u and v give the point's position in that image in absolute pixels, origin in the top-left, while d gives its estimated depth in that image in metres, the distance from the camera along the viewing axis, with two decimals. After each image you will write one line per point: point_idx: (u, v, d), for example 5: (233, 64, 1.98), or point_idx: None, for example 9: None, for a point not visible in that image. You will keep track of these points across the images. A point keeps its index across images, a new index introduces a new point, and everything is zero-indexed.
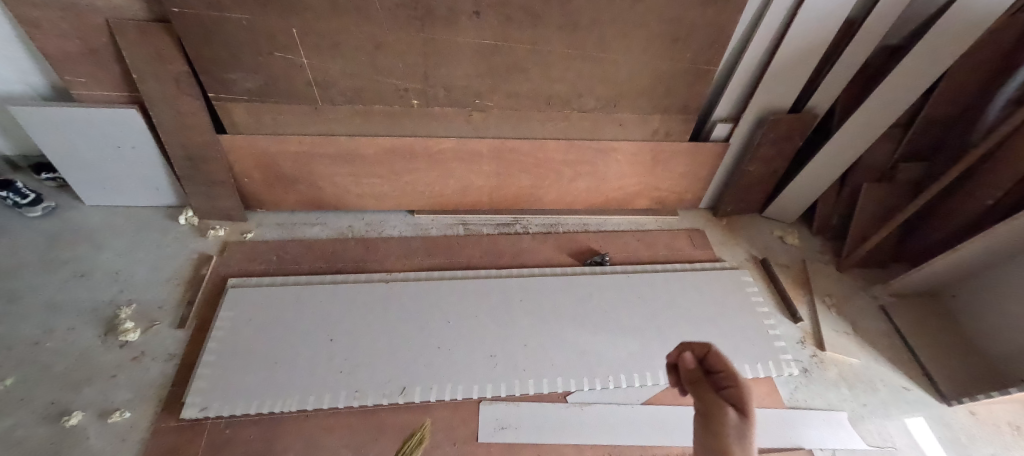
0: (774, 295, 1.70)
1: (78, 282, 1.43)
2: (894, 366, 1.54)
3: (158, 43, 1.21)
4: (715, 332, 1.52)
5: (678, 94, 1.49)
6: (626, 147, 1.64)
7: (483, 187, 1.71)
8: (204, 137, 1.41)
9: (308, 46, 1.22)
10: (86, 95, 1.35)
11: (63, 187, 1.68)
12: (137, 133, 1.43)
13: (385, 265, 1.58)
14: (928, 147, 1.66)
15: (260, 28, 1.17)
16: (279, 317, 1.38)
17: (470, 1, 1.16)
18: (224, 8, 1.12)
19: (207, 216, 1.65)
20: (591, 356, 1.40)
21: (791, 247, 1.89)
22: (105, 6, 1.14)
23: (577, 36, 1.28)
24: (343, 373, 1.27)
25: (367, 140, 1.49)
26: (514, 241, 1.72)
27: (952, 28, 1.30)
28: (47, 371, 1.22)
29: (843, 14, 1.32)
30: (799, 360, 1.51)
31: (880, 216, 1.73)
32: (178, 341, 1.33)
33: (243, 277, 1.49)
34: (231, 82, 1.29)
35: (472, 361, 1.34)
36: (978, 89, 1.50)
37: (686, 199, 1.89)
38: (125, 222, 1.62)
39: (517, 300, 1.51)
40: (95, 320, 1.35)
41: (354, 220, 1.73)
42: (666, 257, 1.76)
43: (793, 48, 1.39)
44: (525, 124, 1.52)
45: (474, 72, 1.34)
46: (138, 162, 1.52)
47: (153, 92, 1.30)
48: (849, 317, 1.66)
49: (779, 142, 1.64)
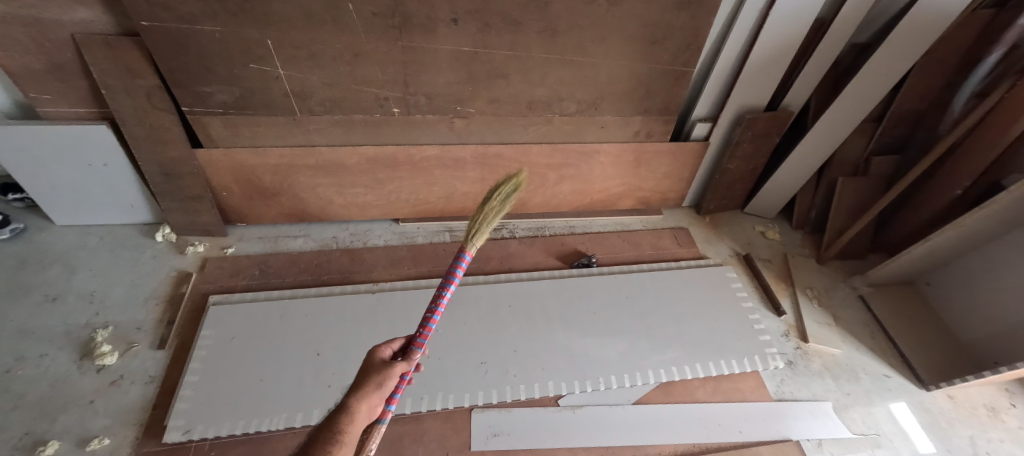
0: (758, 289, 1.73)
1: (50, 306, 1.38)
2: (875, 354, 1.58)
3: (128, 57, 1.17)
4: (702, 330, 1.54)
5: (657, 96, 1.51)
6: (608, 149, 1.65)
7: (469, 193, 1.71)
8: (179, 152, 1.38)
9: (284, 57, 1.20)
10: (53, 112, 1.31)
11: (32, 207, 1.62)
12: (109, 150, 1.39)
13: (371, 276, 1.56)
14: (899, 140, 1.71)
15: (233, 40, 1.15)
16: (263, 333, 1.35)
17: (447, 9, 1.16)
18: (194, 20, 1.09)
19: (186, 233, 1.60)
20: (581, 358, 1.40)
21: (773, 242, 1.92)
22: (70, 20, 1.11)
23: (556, 41, 1.29)
24: (332, 388, 1.25)
25: (348, 150, 1.47)
26: (502, 246, 1.72)
27: (915, 26, 1.35)
28: (20, 399, 1.17)
29: (812, 15, 1.36)
30: (784, 352, 1.54)
31: (856, 208, 1.78)
32: (159, 363, 1.29)
33: (225, 293, 1.46)
34: (206, 95, 1.27)
35: (463, 369, 1.33)
36: (942, 84, 1.55)
37: (669, 198, 1.92)
38: (99, 241, 1.57)
39: (505, 305, 1.50)
40: (71, 345, 1.30)
41: (338, 231, 1.71)
42: (652, 256, 1.78)
43: (766, 48, 1.42)
44: (507, 129, 1.52)
45: (454, 79, 1.34)
46: (110, 180, 1.47)
47: (124, 107, 1.26)
48: (830, 308, 1.70)
49: (757, 139, 1.68)
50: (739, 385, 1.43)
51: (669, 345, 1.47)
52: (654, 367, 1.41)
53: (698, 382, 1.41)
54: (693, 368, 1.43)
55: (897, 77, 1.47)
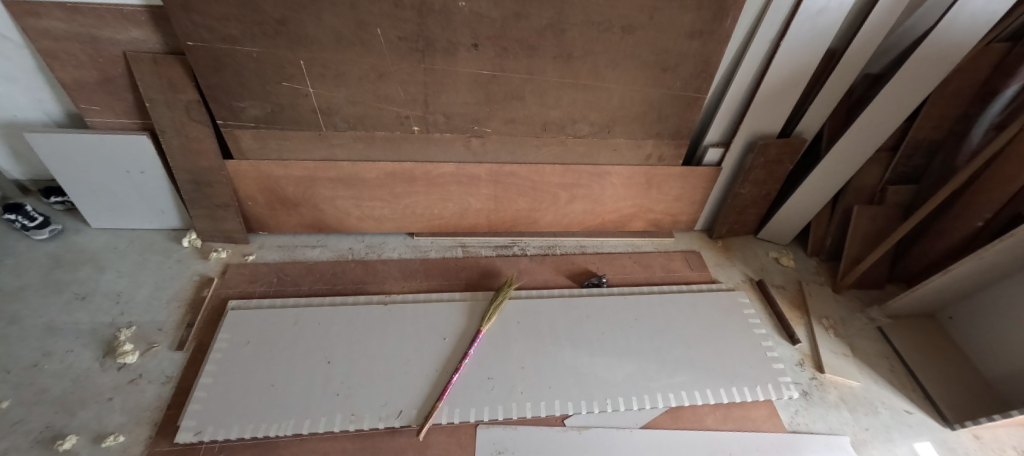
0: (772, 317, 1.71)
1: (79, 304, 1.45)
2: (894, 388, 1.52)
3: (171, 73, 1.27)
4: (712, 353, 1.52)
5: (669, 121, 1.54)
6: (620, 171, 1.68)
7: (481, 210, 1.75)
8: (210, 162, 1.46)
9: (313, 76, 1.28)
10: (100, 122, 1.41)
11: (71, 210, 1.72)
12: (146, 159, 1.48)
13: (383, 287, 1.60)
14: (916, 170, 1.70)
15: (268, 60, 1.23)
16: (277, 339, 1.38)
17: (468, 34, 1.22)
18: (234, 41, 1.18)
19: (210, 239, 1.67)
20: (589, 378, 1.39)
21: (787, 268, 1.91)
22: (125, 40, 1.22)
23: (571, 66, 1.34)
24: (340, 396, 1.27)
25: (368, 165, 1.53)
26: (512, 263, 1.75)
27: (929, 57, 1.36)
28: (42, 394, 1.22)
29: (823, 46, 1.39)
30: (799, 382, 1.50)
31: (873, 237, 1.76)
32: (176, 364, 1.33)
33: (243, 298, 1.50)
34: (239, 109, 1.35)
35: (470, 384, 1.34)
36: (959, 114, 1.55)
37: (681, 221, 1.92)
38: (129, 245, 1.65)
39: (515, 323, 1.51)
40: (95, 342, 1.35)
41: (354, 242, 1.76)
42: (662, 279, 1.77)
43: (777, 76, 1.45)
44: (521, 149, 1.57)
45: (471, 100, 1.39)
46: (144, 187, 1.56)
47: (163, 119, 1.35)
48: (846, 338, 1.66)
49: (770, 165, 1.69)
50: (750, 413, 1.39)
51: (678, 368, 1.46)
52: (663, 390, 1.39)
53: (709, 408, 1.39)
54: (704, 394, 1.40)
55: (911, 107, 1.48)
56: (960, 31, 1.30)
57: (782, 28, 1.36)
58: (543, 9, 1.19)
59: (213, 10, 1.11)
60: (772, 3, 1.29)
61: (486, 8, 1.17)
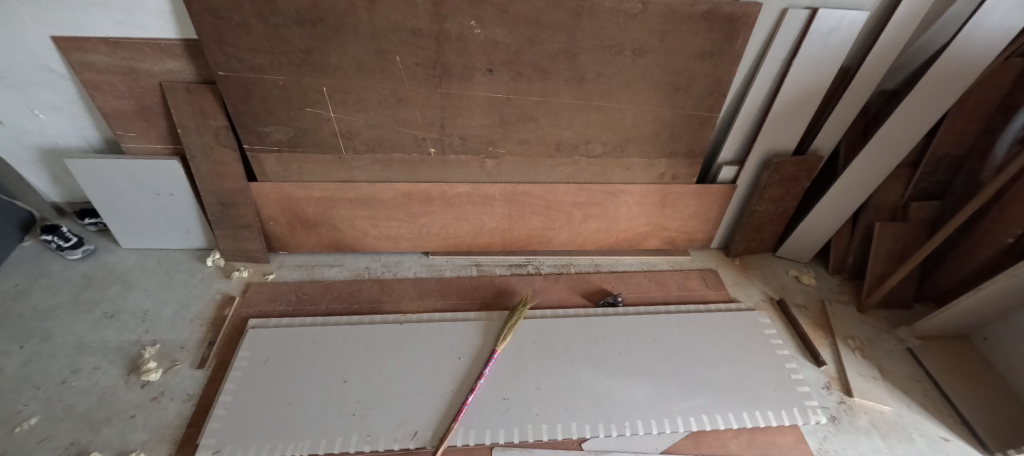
0: (794, 337, 1.66)
1: (107, 322, 1.49)
2: (930, 414, 1.45)
3: (203, 101, 1.34)
4: (733, 375, 1.48)
5: (682, 139, 1.55)
6: (634, 189, 1.69)
7: (496, 229, 1.76)
8: (235, 184, 1.51)
9: (335, 102, 1.33)
10: (135, 148, 1.49)
11: (103, 231, 1.80)
12: (176, 182, 1.54)
13: (399, 306, 1.61)
14: (938, 186, 1.67)
15: (294, 88, 1.29)
16: (295, 358, 1.40)
17: (483, 60, 1.27)
18: (262, 70, 1.25)
19: (233, 259, 1.72)
20: (606, 400, 1.37)
21: (808, 287, 1.86)
22: (161, 71, 1.31)
23: (584, 88, 1.37)
24: (356, 416, 1.27)
25: (386, 186, 1.57)
26: (527, 282, 1.75)
27: (945, 73, 1.35)
28: (69, 410, 1.25)
29: (835, 64, 1.40)
30: (826, 406, 1.44)
31: (897, 255, 1.71)
32: (197, 382, 1.35)
33: (263, 317, 1.53)
34: (265, 134, 1.41)
35: (485, 404, 1.32)
36: (980, 129, 1.52)
37: (697, 239, 1.90)
38: (156, 264, 1.71)
39: (530, 343, 1.50)
40: (121, 359, 1.39)
41: (370, 262, 1.78)
42: (679, 298, 1.75)
43: (790, 95, 1.46)
44: (535, 169, 1.59)
45: (487, 122, 1.43)
46: (173, 209, 1.62)
47: (194, 144, 1.42)
48: (874, 360, 1.60)
49: (786, 182, 1.67)
50: (775, 438, 1.34)
51: (698, 390, 1.42)
52: (683, 413, 1.35)
53: (732, 433, 1.34)
54: (726, 418, 1.36)
55: (930, 123, 1.46)
56: (976, 47, 1.29)
57: (793, 48, 1.37)
58: (556, 34, 1.23)
59: (244, 42, 1.18)
60: (782, 24, 1.31)
61: (501, 35, 1.22)
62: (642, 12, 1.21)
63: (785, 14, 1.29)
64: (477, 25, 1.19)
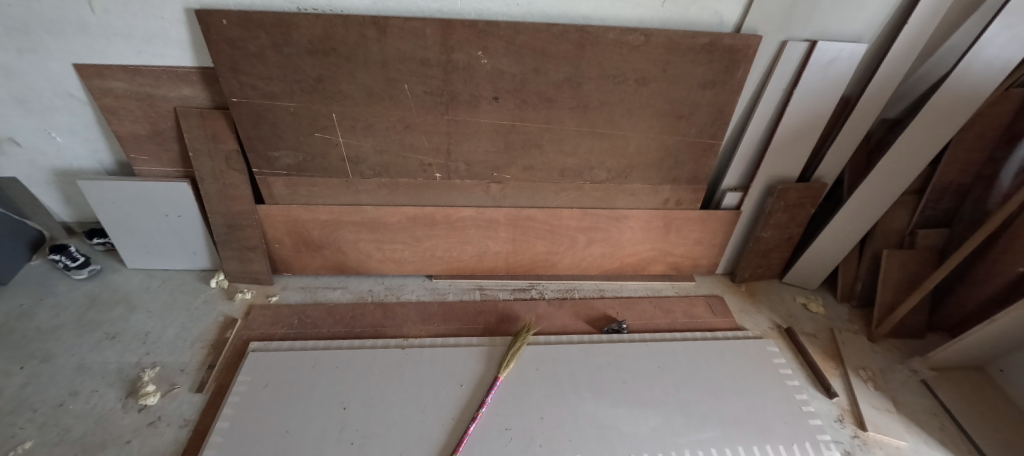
0: (804, 367, 1.62)
1: (108, 344, 1.49)
2: (949, 450, 1.39)
3: (215, 126, 1.38)
4: (742, 406, 1.44)
5: (685, 167, 1.56)
6: (638, 215, 1.69)
7: (500, 253, 1.76)
8: (243, 207, 1.53)
9: (344, 128, 1.36)
10: (146, 170, 1.52)
11: (111, 251, 1.82)
12: (185, 204, 1.57)
13: (401, 330, 1.59)
14: (944, 214, 1.66)
15: (304, 114, 1.32)
16: (294, 384, 1.38)
17: (489, 88, 1.29)
18: (274, 97, 1.28)
19: (237, 280, 1.72)
20: (611, 431, 1.33)
21: (816, 315, 1.83)
22: (176, 97, 1.35)
23: (588, 115, 1.39)
24: (354, 445, 1.24)
25: (392, 209, 1.59)
26: (531, 307, 1.73)
27: (946, 102, 1.36)
28: (64, 435, 1.23)
29: (836, 93, 1.42)
30: (840, 441, 1.38)
31: (906, 283, 1.69)
32: (194, 406, 1.33)
33: (264, 340, 1.52)
34: (274, 158, 1.43)
35: (485, 435, 1.28)
36: (984, 158, 1.52)
37: (702, 265, 1.89)
38: (161, 284, 1.71)
39: (534, 370, 1.48)
40: (120, 382, 1.38)
41: (374, 284, 1.78)
42: (684, 325, 1.72)
43: (791, 123, 1.47)
44: (540, 194, 1.60)
45: (492, 148, 1.44)
46: (181, 230, 1.64)
47: (204, 167, 1.45)
48: (888, 391, 1.55)
49: (791, 209, 1.67)
50: None
51: (707, 422, 1.38)
52: (691, 446, 1.31)
53: None
54: (735, 452, 1.31)
55: (934, 151, 1.47)
56: (975, 78, 1.31)
57: (794, 78, 1.39)
58: (561, 64, 1.27)
59: (258, 70, 1.22)
60: (782, 55, 1.33)
61: (507, 64, 1.25)
62: (644, 44, 1.24)
63: (785, 46, 1.32)
64: (484, 55, 1.23)
